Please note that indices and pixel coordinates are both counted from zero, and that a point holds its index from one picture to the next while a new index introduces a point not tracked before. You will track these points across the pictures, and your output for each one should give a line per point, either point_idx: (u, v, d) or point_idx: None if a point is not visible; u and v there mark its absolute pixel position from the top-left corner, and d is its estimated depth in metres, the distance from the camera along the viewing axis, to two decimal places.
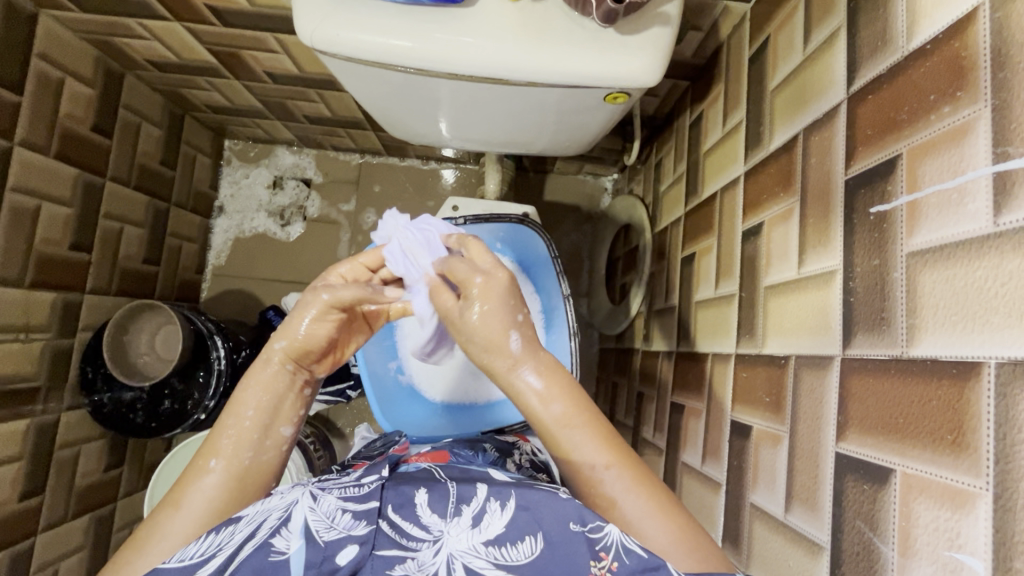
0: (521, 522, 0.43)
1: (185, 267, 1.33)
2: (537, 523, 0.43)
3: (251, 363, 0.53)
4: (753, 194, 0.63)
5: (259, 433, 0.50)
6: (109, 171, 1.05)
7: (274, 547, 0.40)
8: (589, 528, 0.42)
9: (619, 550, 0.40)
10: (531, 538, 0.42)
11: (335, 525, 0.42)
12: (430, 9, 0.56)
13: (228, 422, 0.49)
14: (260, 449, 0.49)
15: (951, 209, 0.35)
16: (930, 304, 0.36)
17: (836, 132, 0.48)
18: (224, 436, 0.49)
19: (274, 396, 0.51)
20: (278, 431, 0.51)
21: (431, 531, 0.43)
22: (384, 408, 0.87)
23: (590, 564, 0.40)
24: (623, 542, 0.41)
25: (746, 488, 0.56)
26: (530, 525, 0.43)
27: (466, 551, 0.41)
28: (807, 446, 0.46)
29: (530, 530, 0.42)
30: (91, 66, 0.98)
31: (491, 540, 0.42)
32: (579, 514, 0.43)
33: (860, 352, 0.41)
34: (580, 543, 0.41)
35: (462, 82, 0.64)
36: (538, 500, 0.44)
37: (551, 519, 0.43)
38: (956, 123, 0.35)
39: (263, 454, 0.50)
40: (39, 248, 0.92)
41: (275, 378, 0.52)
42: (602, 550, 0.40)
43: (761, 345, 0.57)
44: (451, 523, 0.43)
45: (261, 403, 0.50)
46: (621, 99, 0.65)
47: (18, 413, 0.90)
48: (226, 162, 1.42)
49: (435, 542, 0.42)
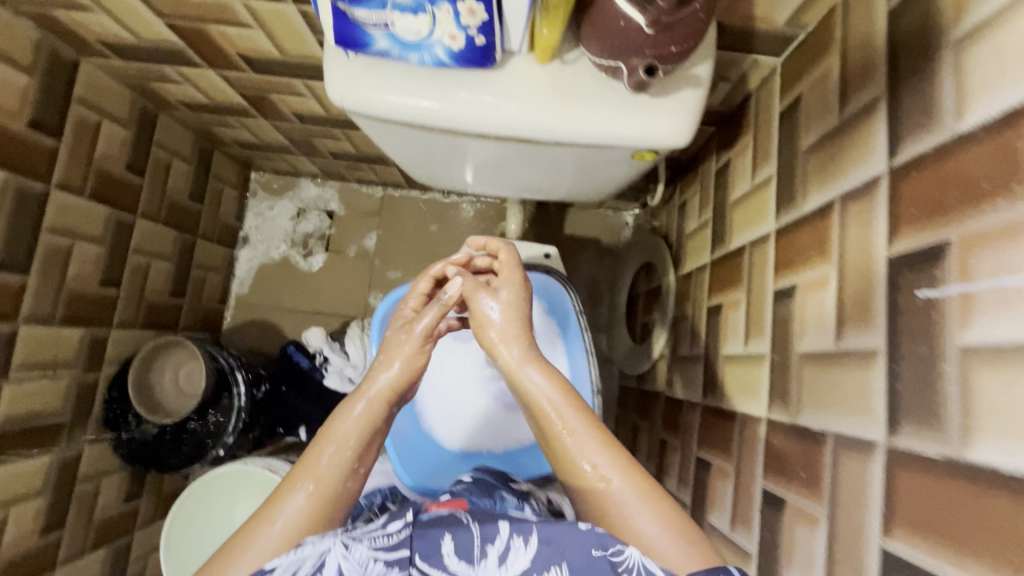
0: (543, 556, 0.46)
1: (209, 298, 1.35)
2: (560, 555, 0.46)
3: (347, 400, 0.58)
4: (785, 253, 0.61)
5: (352, 465, 0.54)
6: (139, 208, 1.08)
7: None
8: (610, 552, 0.45)
9: (641, 572, 0.43)
10: (555, 568, 0.45)
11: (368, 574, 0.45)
12: (460, 71, 0.56)
13: (324, 448, 0.54)
14: (349, 480, 0.54)
15: (1011, 309, 0.33)
16: (987, 407, 0.34)
17: (875, 205, 0.46)
18: (319, 463, 0.53)
19: (364, 428, 0.56)
20: (366, 466, 0.56)
21: None
22: (401, 457, 0.86)
23: None
24: (644, 563, 0.43)
25: (780, 566, 0.54)
26: (554, 556, 0.46)
27: None
28: (848, 531, 0.44)
29: (554, 561, 0.46)
30: (127, 108, 1.01)
31: None
32: (600, 541, 0.46)
33: (908, 443, 0.39)
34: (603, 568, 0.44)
35: (488, 141, 0.65)
36: (560, 532, 0.47)
37: (573, 549, 0.46)
38: (1013, 217, 0.34)
39: (354, 483, 0.54)
40: (70, 285, 0.94)
41: (368, 413, 0.57)
42: (624, 571, 0.44)
43: (795, 414, 0.55)
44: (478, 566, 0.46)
45: (354, 433, 0.55)
46: (648, 155, 0.64)
47: (42, 449, 0.91)
48: (252, 194, 1.46)
49: None
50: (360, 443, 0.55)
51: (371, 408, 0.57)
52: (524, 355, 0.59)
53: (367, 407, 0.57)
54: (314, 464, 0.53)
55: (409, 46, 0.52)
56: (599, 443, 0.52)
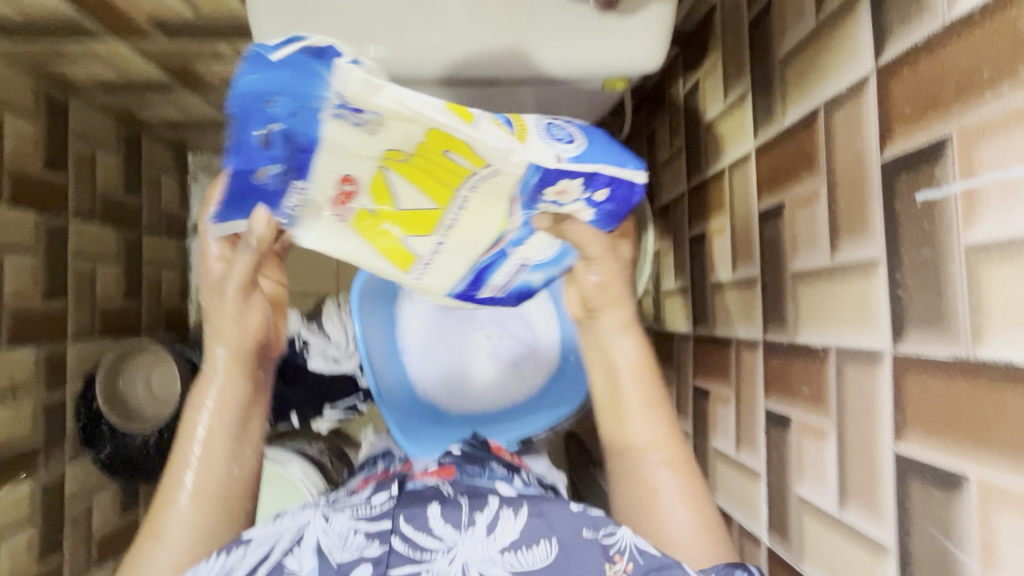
0: (534, 528, 0.51)
1: (168, 295, 1.27)
2: (550, 529, 0.51)
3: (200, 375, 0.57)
4: (769, 172, 0.59)
5: (226, 462, 0.55)
6: (71, 209, 0.98)
7: (288, 566, 0.47)
8: (602, 534, 0.50)
9: (633, 553, 0.48)
10: (545, 541, 0.50)
11: (347, 546, 0.49)
12: (599, 222, 0.51)
13: (186, 444, 0.55)
14: (236, 463, 0.56)
15: (1017, 199, 0.32)
16: (998, 303, 0.33)
17: (864, 110, 0.44)
18: (187, 468, 0.54)
19: (233, 417, 0.56)
20: (244, 454, 0.56)
21: (444, 541, 0.50)
22: (401, 428, 0.83)
23: (606, 566, 0.48)
24: (635, 545, 0.48)
25: (790, 480, 0.55)
26: (543, 530, 0.50)
27: (482, 560, 0.48)
28: (858, 442, 0.45)
29: (544, 534, 0.50)
30: (30, 98, 0.89)
31: (507, 547, 0.49)
32: (591, 522, 0.51)
33: (916, 349, 0.39)
34: (593, 548, 0.49)
35: (448, 86, 0.62)
36: (551, 509, 0.52)
37: (564, 525, 0.51)
38: (1018, 103, 0.32)
39: (243, 465, 0.56)
40: (10, 303, 0.86)
41: (229, 389, 0.56)
42: (616, 553, 0.48)
43: (794, 334, 0.55)
44: (465, 534, 0.50)
45: (214, 422, 0.55)
46: (619, 85, 0.62)
47: (21, 476, 0.86)
48: (193, 177, 1.34)
49: (449, 552, 0.49)
50: (233, 429, 0.56)
51: (230, 385, 0.56)
52: (628, 320, 0.60)
53: (226, 392, 0.56)
54: (189, 468, 0.54)
55: (552, 260, 0.56)
56: (660, 426, 0.58)
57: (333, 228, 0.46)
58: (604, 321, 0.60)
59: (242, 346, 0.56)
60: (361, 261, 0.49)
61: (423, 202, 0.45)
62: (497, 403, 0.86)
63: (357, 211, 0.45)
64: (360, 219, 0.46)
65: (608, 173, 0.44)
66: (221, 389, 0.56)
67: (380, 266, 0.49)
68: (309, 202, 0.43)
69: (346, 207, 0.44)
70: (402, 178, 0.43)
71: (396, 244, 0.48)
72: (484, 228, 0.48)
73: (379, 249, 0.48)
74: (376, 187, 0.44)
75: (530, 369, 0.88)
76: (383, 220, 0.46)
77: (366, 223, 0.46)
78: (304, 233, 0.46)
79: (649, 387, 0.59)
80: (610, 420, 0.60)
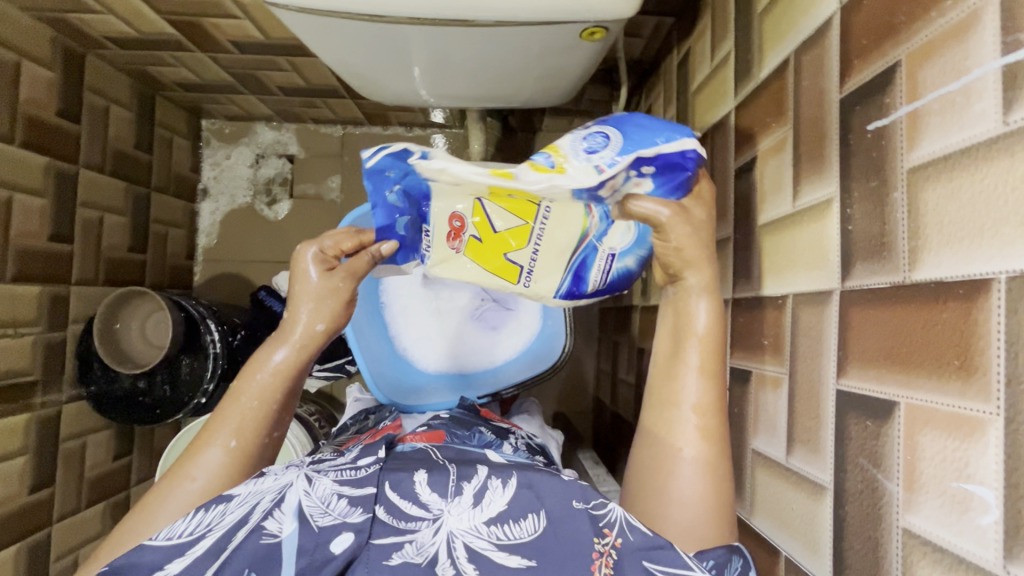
0: (523, 500, 0.45)
1: (174, 254, 1.31)
2: (539, 503, 0.45)
3: (255, 356, 0.58)
4: (745, 127, 0.59)
5: (269, 425, 0.55)
6: (81, 159, 1.03)
7: (266, 529, 0.41)
8: (592, 505, 0.45)
9: (623, 527, 0.43)
10: (534, 515, 0.44)
11: (330, 511, 0.43)
12: (670, 194, 0.51)
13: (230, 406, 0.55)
14: (278, 427, 0.56)
15: (956, 114, 0.32)
16: (934, 221, 0.33)
17: (828, 48, 0.44)
18: (226, 420, 0.54)
19: (282, 384, 0.56)
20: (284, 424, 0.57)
21: (431, 510, 0.44)
22: (382, 382, 0.88)
23: (594, 541, 0.42)
24: (626, 519, 0.43)
25: (747, 434, 0.54)
26: (532, 503, 0.45)
27: (467, 530, 0.42)
28: (806, 384, 0.44)
29: (533, 508, 0.44)
30: (48, 47, 0.94)
31: (493, 520, 0.43)
32: (582, 494, 0.46)
33: (860, 282, 0.39)
34: (582, 516, 0.44)
35: (431, 31, 0.62)
36: (542, 481, 0.47)
37: (554, 498, 0.45)
38: (960, 17, 0.32)
39: (283, 430, 0.57)
40: (16, 240, 0.90)
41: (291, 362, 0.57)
42: (606, 526, 0.43)
43: (759, 286, 0.54)
44: (452, 502, 0.44)
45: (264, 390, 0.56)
46: (598, 35, 0.62)
47: (18, 407, 0.90)
48: (205, 143, 1.38)
49: (435, 521, 0.43)
50: (285, 393, 0.57)
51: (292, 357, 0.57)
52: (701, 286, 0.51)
53: (290, 358, 0.57)
54: (236, 418, 0.54)
55: (635, 241, 0.59)
56: (717, 410, 0.50)
57: (455, 259, 0.61)
58: (688, 282, 0.52)
59: (330, 313, 0.59)
60: (484, 280, 0.61)
61: (510, 225, 0.57)
62: (474, 363, 0.88)
63: (470, 241, 0.58)
64: (473, 250, 0.59)
65: (650, 152, 0.48)
66: (285, 354, 0.57)
67: (497, 282, 0.61)
68: (434, 235, 0.59)
69: (461, 241, 0.59)
70: (496, 208, 0.56)
71: (502, 262, 0.59)
72: (557, 232, 0.57)
73: (493, 269, 0.60)
74: (476, 224, 0.57)
75: (510, 334, 0.88)
76: (491, 244, 0.58)
77: (475, 249, 0.59)
78: (434, 268, 0.63)
79: (714, 365, 0.51)
80: (660, 384, 0.53)
